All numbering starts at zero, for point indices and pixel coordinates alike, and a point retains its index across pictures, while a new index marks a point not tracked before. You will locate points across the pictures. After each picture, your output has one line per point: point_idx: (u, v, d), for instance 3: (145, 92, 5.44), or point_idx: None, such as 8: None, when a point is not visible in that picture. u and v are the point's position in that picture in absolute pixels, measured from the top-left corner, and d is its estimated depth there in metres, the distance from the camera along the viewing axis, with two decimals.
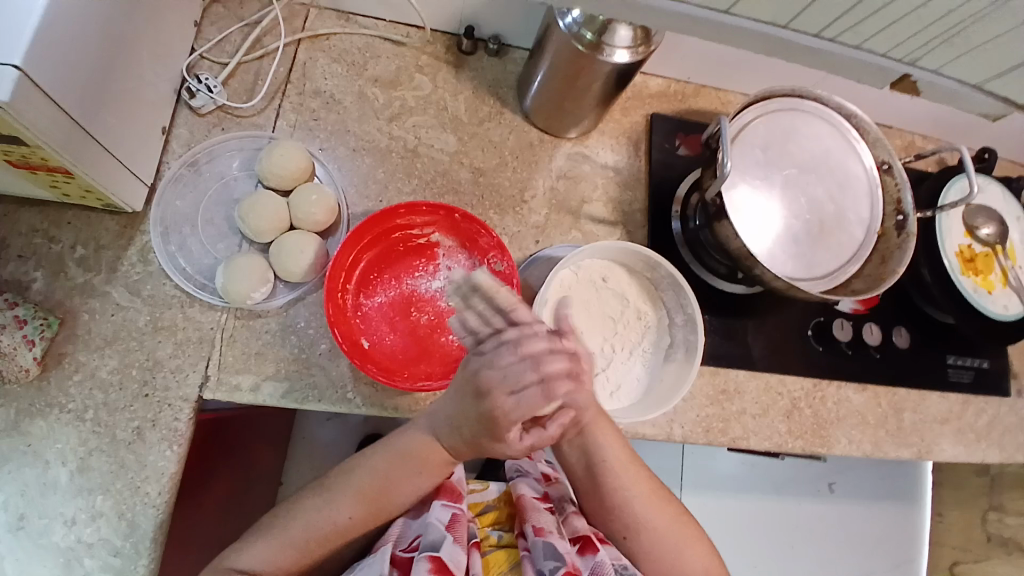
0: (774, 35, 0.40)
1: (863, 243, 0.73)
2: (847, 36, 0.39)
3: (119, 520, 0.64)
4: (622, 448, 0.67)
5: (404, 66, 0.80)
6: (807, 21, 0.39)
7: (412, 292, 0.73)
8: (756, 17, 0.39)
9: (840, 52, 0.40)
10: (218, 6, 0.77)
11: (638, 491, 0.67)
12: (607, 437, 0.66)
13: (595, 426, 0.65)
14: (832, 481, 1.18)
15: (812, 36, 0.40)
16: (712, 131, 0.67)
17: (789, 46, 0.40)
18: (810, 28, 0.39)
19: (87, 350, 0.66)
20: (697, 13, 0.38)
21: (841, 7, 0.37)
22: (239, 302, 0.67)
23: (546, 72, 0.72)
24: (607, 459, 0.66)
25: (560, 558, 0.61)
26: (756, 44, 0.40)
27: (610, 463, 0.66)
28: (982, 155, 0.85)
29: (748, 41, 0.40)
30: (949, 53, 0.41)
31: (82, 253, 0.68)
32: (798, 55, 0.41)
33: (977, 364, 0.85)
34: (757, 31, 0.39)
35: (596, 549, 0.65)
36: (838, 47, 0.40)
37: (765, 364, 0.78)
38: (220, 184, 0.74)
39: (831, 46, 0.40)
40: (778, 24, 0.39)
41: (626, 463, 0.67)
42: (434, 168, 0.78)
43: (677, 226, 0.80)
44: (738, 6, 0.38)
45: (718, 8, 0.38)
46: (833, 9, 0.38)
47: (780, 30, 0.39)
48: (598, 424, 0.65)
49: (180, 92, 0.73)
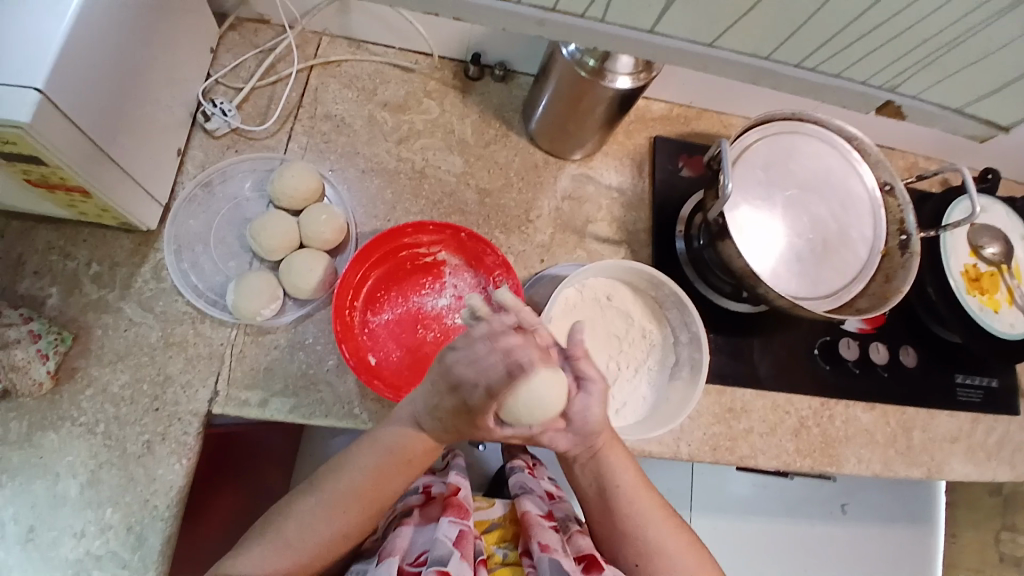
0: (758, 66, 0.41)
1: (867, 261, 0.74)
2: (827, 65, 0.41)
3: (126, 533, 0.64)
4: (633, 470, 0.67)
5: (413, 91, 0.82)
6: (788, 52, 0.41)
7: (419, 309, 0.74)
8: (740, 49, 0.41)
9: (821, 79, 0.42)
10: (234, 35, 0.80)
11: (650, 516, 0.66)
12: (620, 459, 0.66)
13: (607, 448, 0.65)
14: (844, 502, 1.16)
15: (794, 65, 0.42)
16: (712, 153, 0.68)
17: (773, 75, 0.42)
18: (791, 58, 0.41)
19: (99, 364, 0.67)
20: (683, 48, 0.40)
21: (821, 37, 0.40)
22: (249, 318, 0.68)
23: (550, 96, 0.74)
24: (617, 480, 0.66)
25: None
26: (741, 74, 0.42)
27: (624, 487, 0.66)
28: (987, 175, 0.86)
29: (734, 71, 0.42)
30: (928, 78, 0.42)
31: (97, 270, 0.70)
32: (783, 84, 0.42)
33: (987, 383, 0.84)
34: (741, 63, 0.41)
35: (601, 569, 0.63)
36: (819, 75, 0.42)
37: (772, 382, 0.78)
38: (233, 204, 0.76)
39: (811, 74, 0.42)
40: (760, 56, 0.41)
41: (636, 485, 0.66)
42: (441, 189, 0.80)
43: (681, 245, 0.80)
44: (720, 39, 0.40)
45: (701, 42, 0.40)
46: (812, 38, 0.40)
47: (762, 61, 0.41)
48: (610, 446, 0.65)
49: (197, 116, 0.76)
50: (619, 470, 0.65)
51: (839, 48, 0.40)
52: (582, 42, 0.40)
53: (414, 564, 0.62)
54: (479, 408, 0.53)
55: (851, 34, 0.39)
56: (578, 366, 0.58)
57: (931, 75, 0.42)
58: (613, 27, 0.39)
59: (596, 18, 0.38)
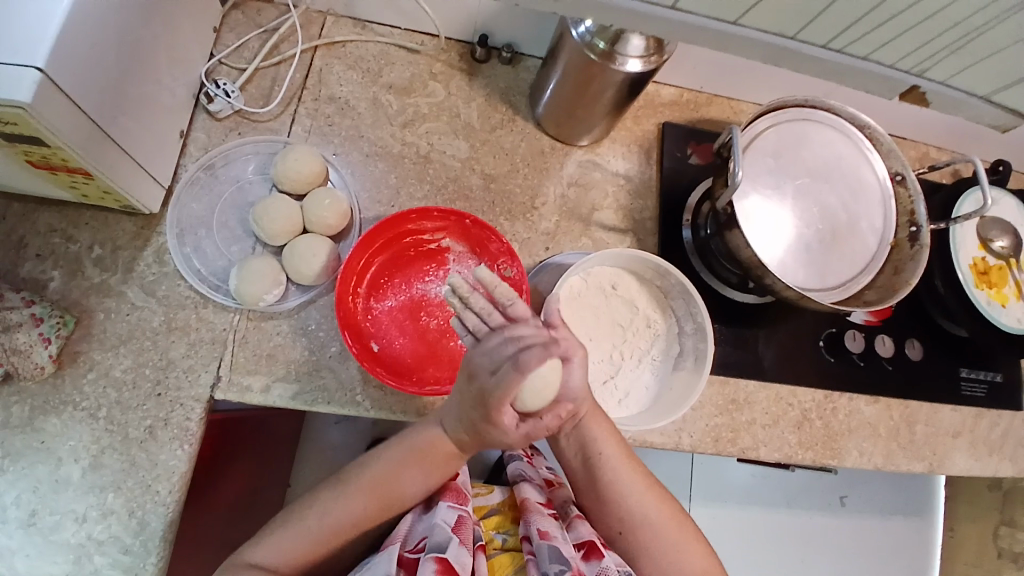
0: (781, 45, 0.40)
1: (875, 253, 0.73)
2: (854, 47, 0.40)
3: (129, 518, 0.64)
4: (619, 441, 0.67)
5: (418, 74, 0.81)
6: (814, 33, 0.40)
7: (423, 296, 0.74)
8: (763, 29, 0.39)
9: (846, 61, 0.41)
10: (237, 13, 0.79)
11: (632, 486, 0.66)
12: (603, 430, 0.66)
13: (590, 418, 0.66)
14: (845, 494, 1.17)
15: (820, 46, 0.40)
16: (723, 140, 0.66)
17: (799, 55, 0.41)
18: (818, 38, 0.40)
19: (102, 348, 0.67)
20: (705, 23, 0.39)
21: (846, 21, 0.38)
22: (251, 303, 0.68)
23: (558, 80, 0.73)
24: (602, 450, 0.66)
25: (565, 561, 0.61)
26: (764, 54, 0.41)
27: (608, 457, 0.66)
28: (998, 167, 0.85)
29: (756, 50, 0.41)
30: (957, 65, 0.41)
31: (99, 253, 0.69)
32: (809, 63, 0.42)
33: (991, 377, 0.84)
34: (764, 41, 0.40)
35: (601, 555, 0.64)
36: (844, 57, 0.41)
37: (776, 374, 0.77)
38: (235, 188, 0.75)
39: (837, 55, 0.41)
40: (785, 36, 0.40)
41: (621, 456, 0.67)
42: (446, 174, 0.79)
43: (688, 234, 0.80)
44: (745, 17, 0.38)
45: (725, 20, 0.39)
46: (837, 21, 0.38)
47: (787, 41, 0.40)
48: (593, 416, 0.66)
49: (199, 97, 0.75)
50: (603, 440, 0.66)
51: (866, 31, 0.39)
52: (599, 19, 0.39)
53: (412, 551, 0.61)
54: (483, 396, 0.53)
55: (879, 18, 0.38)
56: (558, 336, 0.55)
57: (959, 63, 0.41)
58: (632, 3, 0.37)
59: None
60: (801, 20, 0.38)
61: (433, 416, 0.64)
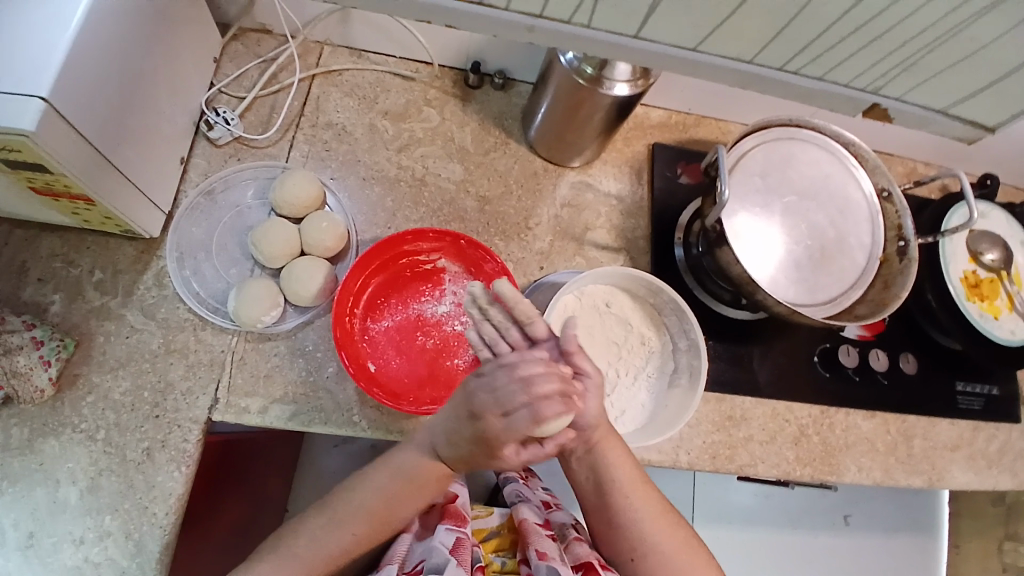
0: (743, 69, 0.42)
1: (865, 268, 0.74)
2: (810, 69, 0.42)
3: (126, 540, 0.64)
4: (632, 466, 0.65)
5: (413, 100, 0.83)
6: (771, 56, 0.41)
7: (418, 316, 0.74)
8: (725, 55, 0.41)
9: (806, 83, 0.43)
10: (237, 44, 0.81)
11: (645, 510, 0.65)
12: (618, 454, 0.64)
13: (606, 443, 0.64)
14: (848, 513, 1.16)
15: (777, 69, 0.42)
16: (710, 160, 0.68)
17: (761, 79, 0.43)
18: (775, 61, 0.42)
19: (101, 371, 0.68)
20: (671, 51, 0.41)
21: (800, 43, 0.40)
22: (249, 325, 0.68)
23: (549, 105, 0.75)
24: (612, 470, 0.64)
25: None
26: (729, 78, 0.43)
27: (622, 482, 0.64)
28: (986, 181, 0.86)
29: (719, 75, 0.42)
30: (909, 82, 0.43)
31: (100, 277, 0.70)
32: (770, 85, 0.43)
33: (987, 390, 0.84)
34: (729, 66, 0.42)
35: None
36: (803, 79, 0.43)
37: (772, 391, 0.78)
38: (235, 212, 0.76)
39: (796, 77, 0.43)
40: (745, 60, 0.42)
41: (634, 483, 0.65)
42: (441, 197, 0.80)
43: (680, 252, 0.81)
44: (705, 43, 0.40)
45: (687, 47, 0.41)
46: (791, 44, 0.40)
47: (747, 65, 0.42)
48: (609, 441, 0.64)
49: (200, 125, 0.77)
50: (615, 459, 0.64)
51: (821, 52, 0.41)
52: (574, 48, 0.41)
53: (409, 572, 0.62)
54: (470, 418, 0.54)
55: (833, 37, 0.39)
56: (574, 362, 0.54)
57: (911, 79, 0.42)
58: (598, 32, 0.39)
59: (583, 23, 0.39)
60: (760, 44, 0.40)
61: (419, 436, 0.63)
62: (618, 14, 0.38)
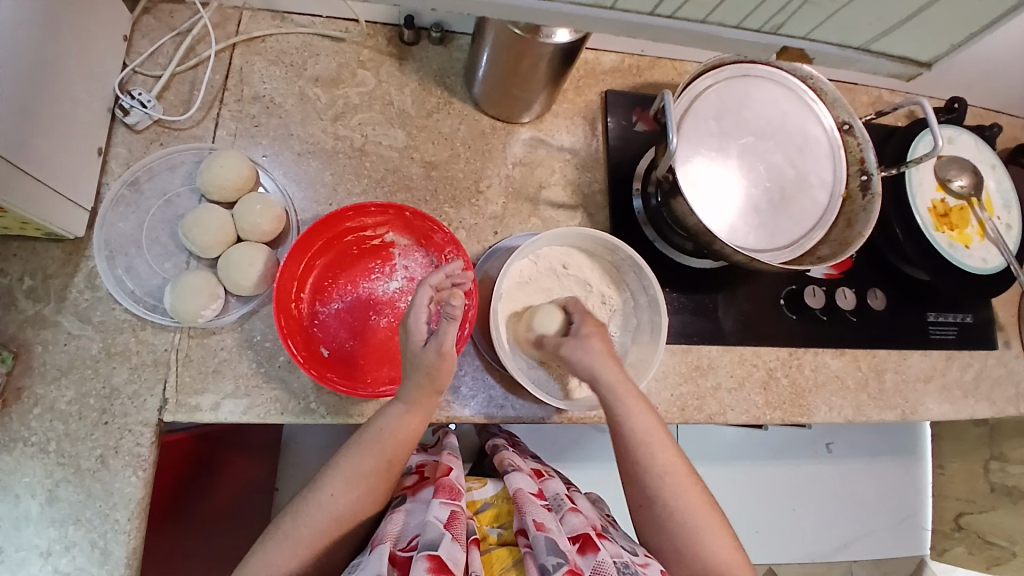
0: (619, 19, 0.38)
1: (828, 207, 0.71)
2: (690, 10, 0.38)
3: (92, 548, 0.63)
4: (658, 429, 0.64)
5: (346, 63, 0.77)
6: None
7: (370, 295, 0.72)
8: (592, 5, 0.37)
9: (689, 27, 0.39)
10: (148, 18, 0.75)
11: (669, 474, 0.63)
12: (643, 415, 0.63)
13: (629, 400, 0.63)
14: (829, 441, 1.19)
15: (649, 14, 0.38)
16: (658, 106, 0.63)
17: (651, 28, 0.39)
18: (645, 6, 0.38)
19: (44, 382, 0.65)
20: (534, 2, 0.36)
21: None
22: (191, 320, 0.65)
23: (489, 56, 0.69)
24: (632, 438, 0.63)
25: (562, 554, 0.57)
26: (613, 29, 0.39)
27: (649, 443, 0.63)
28: (953, 104, 0.83)
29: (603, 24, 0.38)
30: (817, 15, 0.39)
31: (31, 284, 0.67)
32: (662, 35, 0.39)
33: (960, 319, 0.83)
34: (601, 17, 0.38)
35: (597, 549, 0.60)
36: (686, 23, 0.39)
37: (739, 337, 0.76)
38: (163, 202, 0.72)
39: (678, 23, 0.39)
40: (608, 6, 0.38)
41: (660, 443, 0.63)
42: (384, 166, 0.76)
43: (639, 204, 0.77)
44: None
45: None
46: None
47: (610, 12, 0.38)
48: (631, 399, 0.63)
49: (115, 110, 0.71)
50: (637, 427, 0.62)
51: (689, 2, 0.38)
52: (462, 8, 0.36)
53: (405, 549, 0.58)
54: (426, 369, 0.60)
55: None
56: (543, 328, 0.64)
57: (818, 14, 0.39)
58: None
59: None
60: None
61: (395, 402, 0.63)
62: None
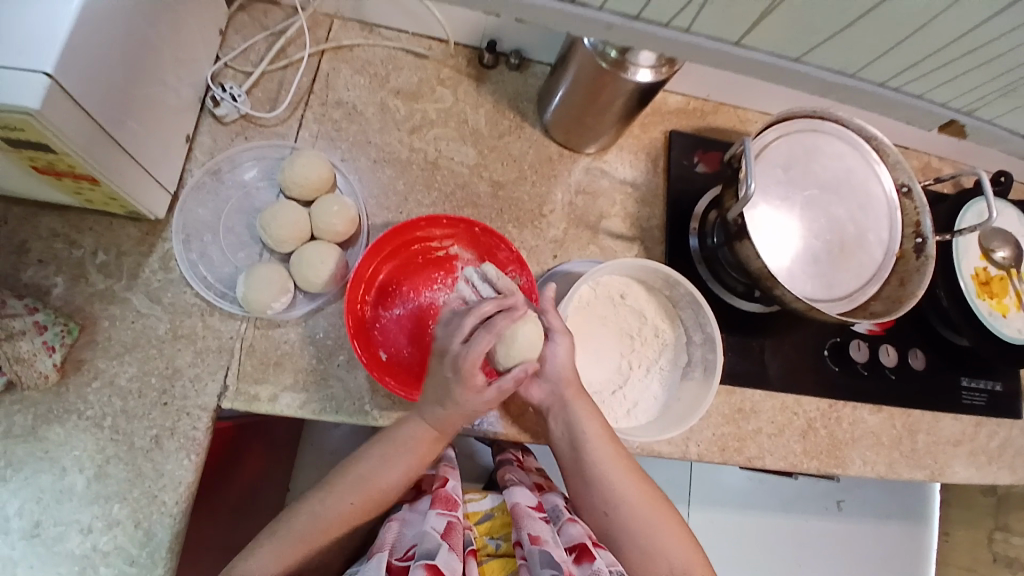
0: (847, 82, 0.42)
1: (882, 264, 0.73)
2: (913, 86, 0.44)
3: (135, 528, 0.64)
4: (603, 425, 0.67)
5: (426, 79, 0.80)
6: (875, 71, 0.43)
7: (431, 304, 0.74)
8: (829, 68, 0.41)
9: (908, 100, 0.43)
10: (243, 16, 0.78)
11: (619, 470, 0.66)
12: (587, 411, 0.66)
13: (573, 396, 0.66)
14: (841, 499, 1.20)
15: (880, 84, 0.43)
16: (735, 151, 0.66)
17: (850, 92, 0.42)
18: (878, 77, 0.43)
19: (106, 356, 0.66)
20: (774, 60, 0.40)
21: (911, 59, 0.43)
22: (258, 311, 0.67)
23: (568, 86, 0.72)
24: (583, 433, 0.66)
25: (556, 566, 0.58)
26: (822, 90, 0.42)
27: (591, 439, 0.66)
28: (1000, 178, 0.86)
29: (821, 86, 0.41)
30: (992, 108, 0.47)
31: (103, 259, 0.68)
32: (864, 99, 0.43)
33: (990, 386, 0.85)
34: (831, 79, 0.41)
35: (593, 557, 0.62)
36: (907, 97, 0.43)
37: (783, 384, 0.78)
38: (242, 193, 0.74)
39: (900, 95, 0.43)
40: (851, 72, 0.42)
41: (607, 439, 0.66)
42: (453, 181, 0.78)
43: (695, 243, 0.80)
44: (811, 55, 0.41)
45: (793, 55, 0.40)
46: (902, 60, 0.42)
47: (855, 77, 0.42)
48: (576, 395, 0.66)
49: (205, 100, 0.74)
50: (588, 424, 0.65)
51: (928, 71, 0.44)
52: (693, 58, 0.40)
53: (402, 559, 0.60)
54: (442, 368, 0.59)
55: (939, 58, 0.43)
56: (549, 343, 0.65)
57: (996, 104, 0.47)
58: (704, 39, 0.39)
59: (682, 28, 0.39)
60: (870, 57, 0.42)
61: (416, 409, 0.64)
62: (726, 18, 0.38)
